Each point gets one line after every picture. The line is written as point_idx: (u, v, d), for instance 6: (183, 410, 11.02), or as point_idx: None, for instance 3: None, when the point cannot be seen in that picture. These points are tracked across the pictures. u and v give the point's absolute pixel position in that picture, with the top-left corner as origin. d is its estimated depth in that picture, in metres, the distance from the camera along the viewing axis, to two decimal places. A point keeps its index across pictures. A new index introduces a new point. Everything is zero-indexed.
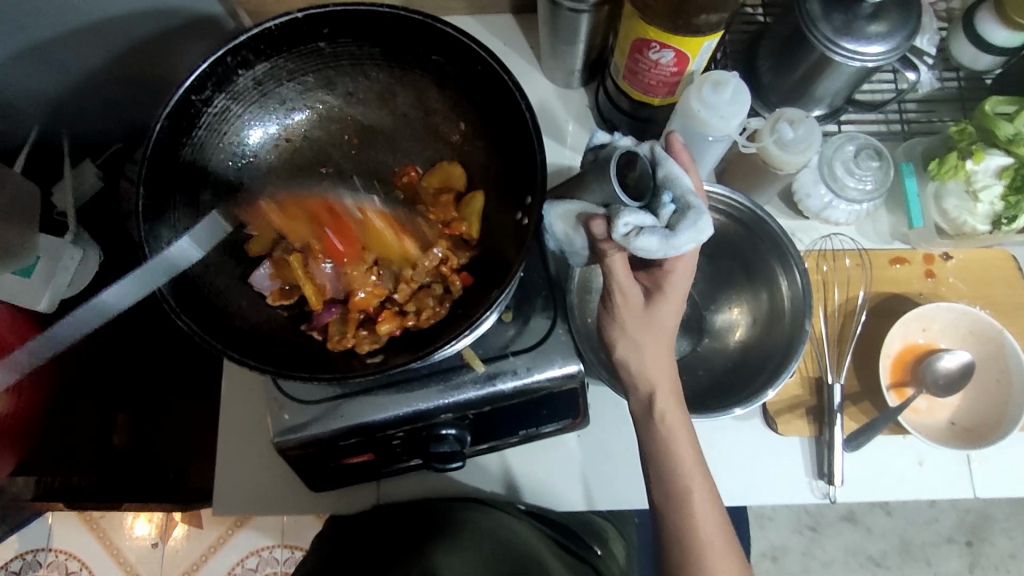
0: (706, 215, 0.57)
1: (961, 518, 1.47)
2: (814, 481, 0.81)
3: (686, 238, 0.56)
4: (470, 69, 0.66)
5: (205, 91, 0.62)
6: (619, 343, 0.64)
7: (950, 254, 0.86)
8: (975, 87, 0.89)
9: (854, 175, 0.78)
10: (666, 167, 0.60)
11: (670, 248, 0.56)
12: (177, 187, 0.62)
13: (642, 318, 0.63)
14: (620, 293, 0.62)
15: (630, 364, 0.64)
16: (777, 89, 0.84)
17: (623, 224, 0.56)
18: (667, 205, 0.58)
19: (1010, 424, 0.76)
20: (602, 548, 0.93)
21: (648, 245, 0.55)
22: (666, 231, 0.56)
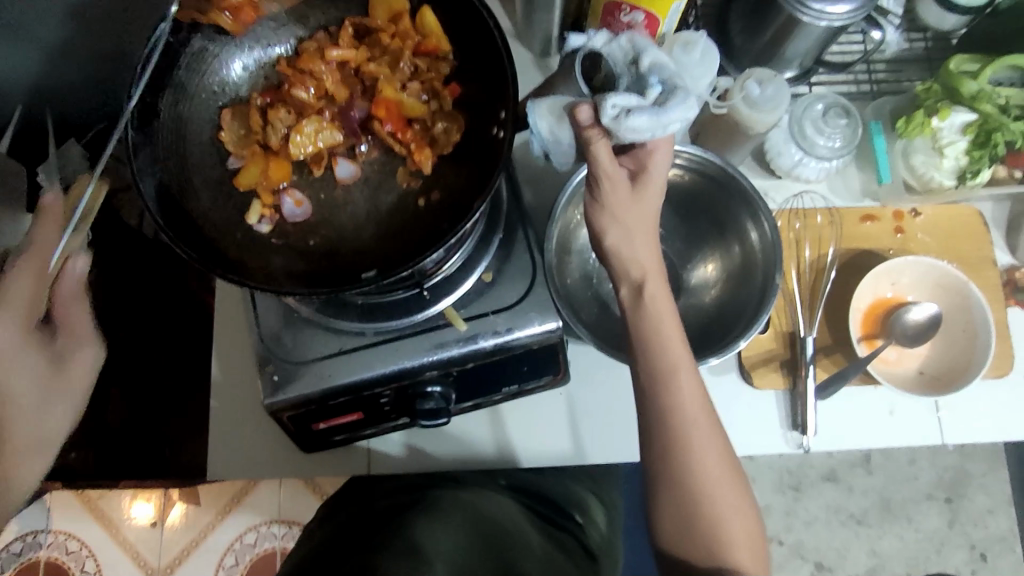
0: (693, 94, 0.60)
1: (939, 475, 1.50)
2: (789, 431, 0.84)
3: (678, 112, 0.59)
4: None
5: (183, 31, 0.68)
6: (609, 232, 0.63)
7: (919, 211, 0.88)
8: (942, 48, 0.91)
9: (823, 134, 0.81)
10: (652, 52, 0.62)
11: (661, 125, 0.58)
12: (166, 122, 0.67)
13: (631, 200, 0.63)
14: (607, 178, 0.62)
15: (621, 252, 0.63)
16: (748, 53, 0.86)
17: (612, 106, 0.58)
18: (652, 87, 0.61)
19: (975, 370, 0.80)
20: (583, 515, 0.94)
21: (642, 122, 0.58)
22: (656, 108, 0.59)
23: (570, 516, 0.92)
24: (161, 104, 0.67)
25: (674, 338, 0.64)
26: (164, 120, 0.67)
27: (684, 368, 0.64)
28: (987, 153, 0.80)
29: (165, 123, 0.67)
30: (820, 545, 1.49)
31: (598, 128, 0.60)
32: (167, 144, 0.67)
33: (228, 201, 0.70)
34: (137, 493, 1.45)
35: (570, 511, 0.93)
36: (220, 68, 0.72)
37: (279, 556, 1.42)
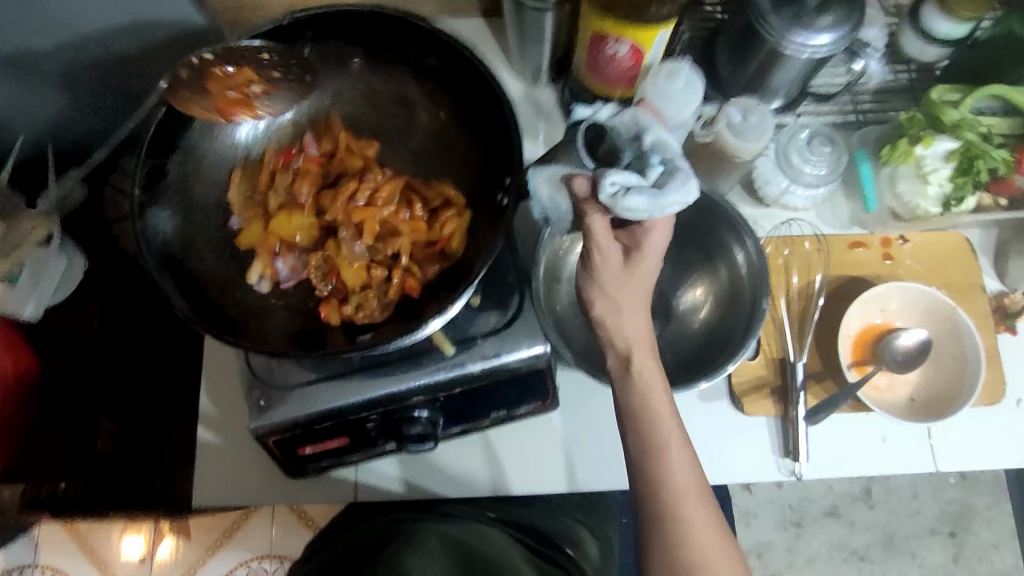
0: (694, 178, 0.59)
1: (943, 509, 1.48)
2: (781, 459, 0.83)
3: (675, 197, 0.58)
4: (447, 60, 0.73)
5: (201, 91, 0.70)
6: (597, 300, 0.64)
7: (906, 237, 0.89)
8: (926, 78, 0.93)
9: (810, 162, 0.82)
10: (655, 131, 0.62)
11: (658, 207, 0.58)
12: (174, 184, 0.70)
13: (623, 274, 0.63)
14: (600, 253, 0.62)
15: (607, 321, 0.64)
16: (736, 82, 0.87)
17: (610, 183, 0.58)
18: (654, 166, 0.60)
19: (965, 396, 0.79)
20: (575, 548, 0.95)
21: (637, 204, 0.57)
22: (654, 191, 0.58)
23: (553, 545, 0.93)
24: (173, 164, 0.70)
25: (664, 408, 0.64)
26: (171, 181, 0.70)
27: (675, 440, 0.64)
28: (970, 179, 0.81)
29: (172, 184, 0.70)
30: None
31: (595, 201, 0.59)
32: (174, 209, 0.69)
33: (229, 261, 0.71)
34: (128, 527, 1.43)
35: (554, 540, 0.94)
36: (233, 128, 0.74)
37: None
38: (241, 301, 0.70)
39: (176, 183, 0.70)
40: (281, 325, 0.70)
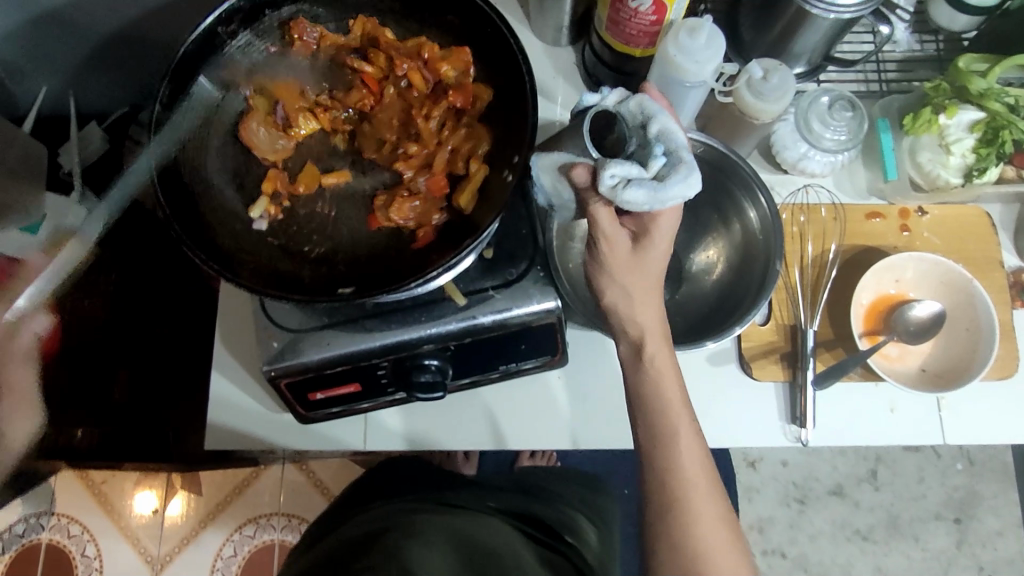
0: (697, 171, 0.56)
1: (948, 495, 1.47)
2: (787, 425, 0.83)
3: (676, 192, 0.55)
4: (479, 23, 0.74)
5: (232, 24, 0.72)
6: (609, 290, 0.65)
7: (925, 209, 0.88)
8: (954, 49, 0.91)
9: (830, 126, 0.81)
10: (660, 120, 0.58)
11: (656, 202, 0.56)
12: (192, 107, 0.72)
13: (631, 264, 0.63)
14: (607, 241, 0.62)
15: (620, 308, 0.65)
16: (757, 47, 0.86)
17: (610, 175, 0.56)
18: (657, 156, 0.57)
19: (977, 368, 0.79)
20: (573, 537, 0.93)
21: (636, 199, 0.55)
22: (654, 183, 0.56)
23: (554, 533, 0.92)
24: (196, 88, 0.71)
25: (678, 399, 0.66)
26: (190, 103, 0.71)
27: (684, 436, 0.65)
28: (995, 150, 0.80)
29: (193, 107, 0.71)
30: (825, 560, 1.45)
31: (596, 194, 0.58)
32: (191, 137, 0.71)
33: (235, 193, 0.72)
34: (141, 481, 1.46)
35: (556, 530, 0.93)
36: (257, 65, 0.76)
37: (278, 549, 1.43)
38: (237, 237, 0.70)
39: (194, 107, 0.72)
40: (272, 266, 0.69)
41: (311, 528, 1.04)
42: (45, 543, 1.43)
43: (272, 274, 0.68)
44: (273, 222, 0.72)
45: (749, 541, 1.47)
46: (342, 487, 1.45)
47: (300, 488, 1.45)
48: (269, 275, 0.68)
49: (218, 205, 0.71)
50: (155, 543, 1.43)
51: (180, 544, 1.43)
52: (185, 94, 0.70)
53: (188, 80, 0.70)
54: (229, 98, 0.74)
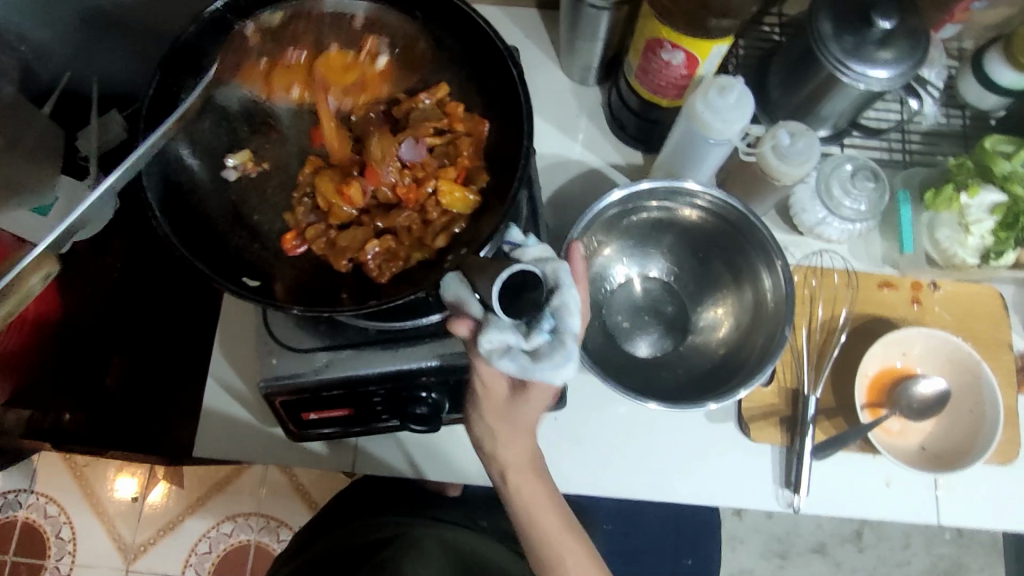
0: (573, 361, 0.57)
1: (934, 563, 1.45)
2: (780, 489, 0.82)
3: (543, 375, 0.57)
4: (510, 105, 0.70)
5: None
6: (477, 426, 0.67)
7: (938, 284, 0.87)
8: (980, 127, 0.91)
9: (850, 195, 0.80)
10: (564, 299, 0.58)
11: (526, 375, 0.58)
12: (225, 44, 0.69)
13: (503, 409, 0.64)
14: (484, 387, 0.63)
15: (485, 446, 0.68)
16: (785, 106, 0.85)
17: (489, 342, 0.56)
18: (543, 331, 0.57)
19: (978, 453, 0.78)
20: None
21: (507, 369, 0.57)
22: (527, 360, 0.57)
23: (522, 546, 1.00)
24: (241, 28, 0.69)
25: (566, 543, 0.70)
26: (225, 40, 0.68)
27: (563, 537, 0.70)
28: (1014, 234, 0.80)
29: (228, 44, 0.69)
30: None
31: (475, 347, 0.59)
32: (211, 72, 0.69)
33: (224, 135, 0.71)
34: (123, 467, 1.45)
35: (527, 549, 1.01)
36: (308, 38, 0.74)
37: (253, 551, 1.41)
38: (198, 179, 0.69)
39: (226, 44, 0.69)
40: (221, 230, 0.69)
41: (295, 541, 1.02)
42: (21, 521, 1.42)
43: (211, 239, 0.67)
44: (245, 177, 0.71)
45: None
46: (323, 495, 1.43)
47: (281, 491, 1.43)
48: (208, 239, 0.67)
49: (201, 142, 0.69)
50: (129, 531, 1.42)
51: (156, 535, 1.42)
52: (226, 29, 0.68)
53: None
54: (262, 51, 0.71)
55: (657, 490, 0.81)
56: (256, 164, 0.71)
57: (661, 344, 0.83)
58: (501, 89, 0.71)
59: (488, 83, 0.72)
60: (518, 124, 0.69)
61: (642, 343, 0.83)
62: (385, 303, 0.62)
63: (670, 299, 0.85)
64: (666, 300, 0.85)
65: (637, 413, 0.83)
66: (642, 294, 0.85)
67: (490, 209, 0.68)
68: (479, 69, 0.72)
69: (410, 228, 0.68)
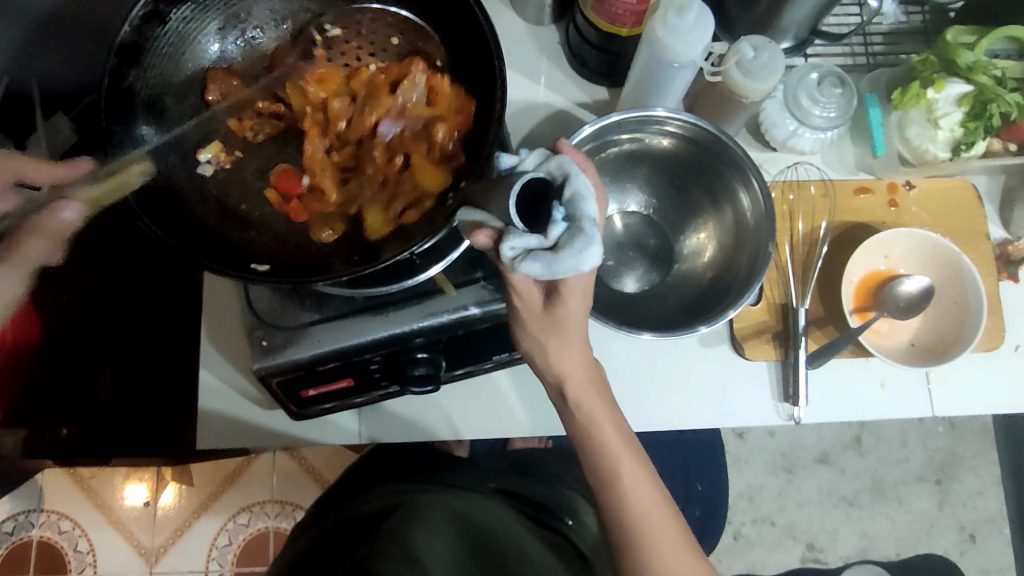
0: (596, 243, 0.51)
1: (931, 457, 1.51)
2: (780, 403, 0.84)
3: (569, 265, 0.51)
4: (478, 46, 0.68)
5: None
6: (525, 340, 0.63)
7: (912, 183, 0.88)
8: (940, 20, 0.90)
9: (819, 104, 0.80)
10: (574, 183, 0.52)
11: (554, 274, 0.52)
12: (164, 35, 0.66)
13: (544, 320, 0.61)
14: (520, 297, 0.60)
15: (537, 358, 0.64)
16: (744, 22, 0.84)
17: (509, 247, 0.51)
18: (557, 221, 0.52)
19: (967, 341, 0.80)
20: (574, 519, 0.97)
21: (532, 272, 0.52)
22: (549, 254, 0.51)
23: (553, 515, 0.96)
24: (173, 16, 0.66)
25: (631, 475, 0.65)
26: (163, 31, 0.65)
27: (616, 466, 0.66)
28: (982, 124, 0.80)
29: (166, 34, 0.66)
30: (813, 527, 1.48)
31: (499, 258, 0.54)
32: (157, 67, 0.66)
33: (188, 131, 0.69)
34: (131, 473, 1.44)
35: (557, 513, 0.97)
36: (250, 14, 0.71)
37: (273, 536, 1.43)
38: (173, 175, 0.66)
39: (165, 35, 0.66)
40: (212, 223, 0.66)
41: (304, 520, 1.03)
42: (36, 541, 1.42)
43: (199, 231, 0.65)
44: (222, 169, 0.69)
45: (738, 510, 1.48)
46: (334, 472, 1.44)
47: (292, 476, 1.44)
48: (197, 231, 0.65)
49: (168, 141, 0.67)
50: (147, 535, 1.42)
51: (174, 535, 1.42)
52: (159, 19, 0.65)
53: (167, 7, 0.65)
54: (202, 34, 0.69)
55: (661, 420, 0.83)
56: (228, 154, 0.70)
57: (649, 277, 0.83)
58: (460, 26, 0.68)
59: (449, 30, 0.71)
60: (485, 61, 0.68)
61: (631, 278, 0.83)
62: (387, 259, 0.61)
63: (652, 231, 0.85)
64: (648, 233, 0.85)
65: (634, 348, 0.84)
66: (624, 229, 0.85)
67: (474, 151, 0.67)
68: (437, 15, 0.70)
69: (377, 195, 0.68)
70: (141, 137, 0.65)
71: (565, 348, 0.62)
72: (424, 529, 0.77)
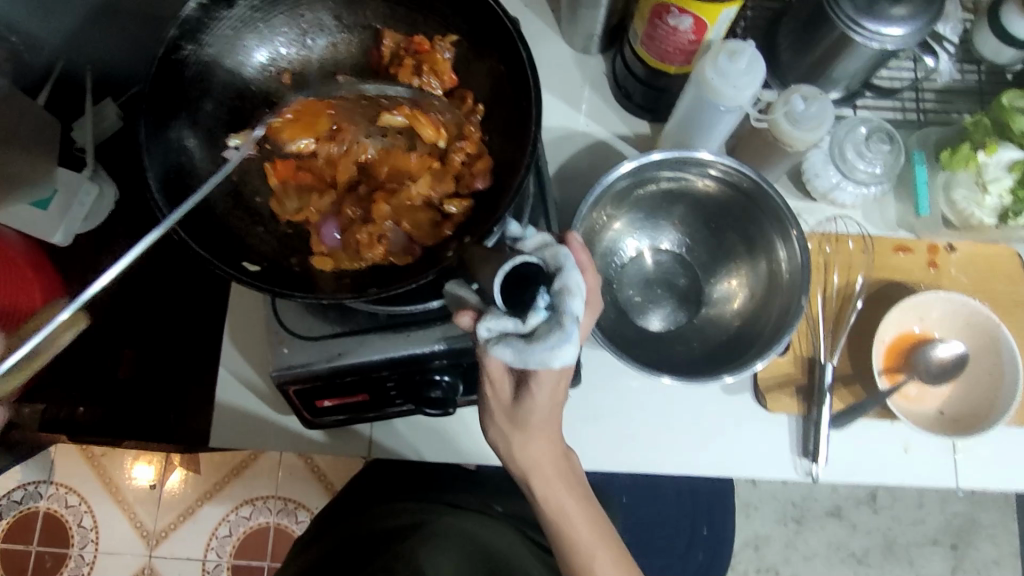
0: (570, 342, 0.50)
1: (947, 521, 1.46)
2: (799, 459, 0.82)
3: (539, 358, 0.50)
4: (520, 85, 0.67)
5: None
6: (491, 429, 0.63)
7: (954, 246, 0.86)
8: (996, 82, 0.88)
9: (864, 158, 0.78)
10: (565, 276, 0.51)
11: (524, 362, 0.51)
12: (223, 16, 0.66)
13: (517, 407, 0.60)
14: (491, 385, 0.59)
15: (500, 449, 0.64)
16: (795, 69, 0.83)
17: (485, 329, 0.51)
18: (539, 309, 0.50)
19: (998, 414, 0.77)
20: None
21: (503, 356, 0.51)
22: (522, 342, 0.51)
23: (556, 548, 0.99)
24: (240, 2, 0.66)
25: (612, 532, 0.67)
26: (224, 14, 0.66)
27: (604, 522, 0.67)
28: None
29: (228, 18, 0.66)
30: None
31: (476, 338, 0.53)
32: (213, 45, 0.66)
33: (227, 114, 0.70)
34: (140, 456, 1.45)
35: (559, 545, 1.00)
36: (310, 17, 0.72)
37: (273, 532, 1.43)
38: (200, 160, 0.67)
39: (224, 18, 0.66)
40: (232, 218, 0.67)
41: (319, 514, 1.05)
42: (42, 512, 1.43)
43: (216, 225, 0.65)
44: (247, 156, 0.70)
45: (743, 555, 1.45)
46: (340, 476, 1.44)
47: (297, 474, 1.44)
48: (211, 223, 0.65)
49: (207, 121, 0.68)
50: (151, 518, 1.43)
51: (175, 522, 1.43)
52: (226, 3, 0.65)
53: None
54: (263, 27, 0.70)
55: (675, 463, 0.81)
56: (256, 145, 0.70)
57: (673, 317, 0.82)
58: (509, 69, 0.68)
59: (497, 62, 0.69)
60: (525, 104, 0.66)
61: (656, 317, 0.82)
62: (407, 285, 0.61)
63: (683, 272, 0.84)
64: (678, 273, 0.84)
65: (651, 388, 0.82)
66: (653, 266, 0.84)
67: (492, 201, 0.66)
68: (488, 46, 0.69)
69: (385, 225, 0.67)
70: (182, 119, 0.66)
71: (525, 442, 0.62)
72: (436, 558, 0.82)
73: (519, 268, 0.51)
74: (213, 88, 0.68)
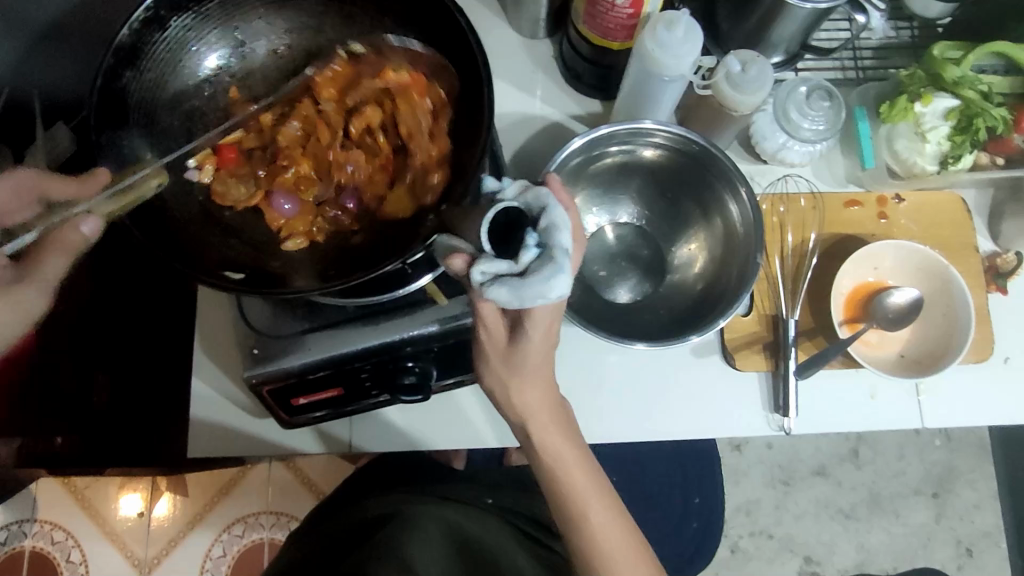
0: (564, 273, 0.51)
1: (927, 470, 1.50)
2: (771, 414, 0.84)
3: (536, 292, 0.51)
4: (466, 67, 0.68)
5: None
6: (486, 375, 0.64)
7: (902, 196, 0.89)
8: (928, 35, 0.91)
9: (808, 117, 0.81)
10: (551, 213, 0.52)
11: (521, 300, 0.52)
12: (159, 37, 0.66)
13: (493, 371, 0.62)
14: (486, 330, 0.60)
15: (497, 393, 0.65)
16: (735, 37, 0.85)
17: (480, 272, 0.52)
18: (529, 248, 0.52)
19: (955, 353, 0.80)
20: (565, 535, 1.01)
21: (500, 297, 0.52)
22: (518, 279, 0.51)
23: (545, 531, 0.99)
24: (174, 22, 0.66)
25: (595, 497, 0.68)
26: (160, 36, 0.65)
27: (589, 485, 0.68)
28: (968, 138, 0.81)
29: (165, 39, 0.66)
30: (809, 539, 1.48)
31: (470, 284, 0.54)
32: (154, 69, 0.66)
33: (180, 129, 0.70)
34: (125, 484, 1.44)
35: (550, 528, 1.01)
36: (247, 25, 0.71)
37: (267, 547, 1.42)
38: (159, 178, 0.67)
39: (161, 38, 0.66)
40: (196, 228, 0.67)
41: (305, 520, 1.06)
42: (29, 551, 1.41)
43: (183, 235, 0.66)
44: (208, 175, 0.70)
45: (735, 523, 1.48)
46: (330, 483, 1.44)
47: (287, 486, 1.43)
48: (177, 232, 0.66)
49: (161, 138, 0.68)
50: (141, 545, 1.42)
51: (166, 547, 1.42)
52: (161, 23, 0.65)
53: (168, 13, 0.65)
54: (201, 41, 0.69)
55: (653, 429, 0.83)
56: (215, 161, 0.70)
57: (640, 287, 0.84)
58: (451, 48, 0.69)
59: (439, 47, 0.70)
60: (473, 79, 0.67)
61: (623, 289, 0.83)
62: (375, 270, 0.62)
63: (645, 243, 0.86)
64: (641, 244, 0.86)
65: (624, 359, 0.84)
66: (616, 241, 0.86)
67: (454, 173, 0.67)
68: (432, 40, 0.70)
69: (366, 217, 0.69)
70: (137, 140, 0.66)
71: (519, 392, 0.64)
72: (420, 550, 0.79)
73: (505, 215, 0.54)
74: (161, 108, 0.68)
